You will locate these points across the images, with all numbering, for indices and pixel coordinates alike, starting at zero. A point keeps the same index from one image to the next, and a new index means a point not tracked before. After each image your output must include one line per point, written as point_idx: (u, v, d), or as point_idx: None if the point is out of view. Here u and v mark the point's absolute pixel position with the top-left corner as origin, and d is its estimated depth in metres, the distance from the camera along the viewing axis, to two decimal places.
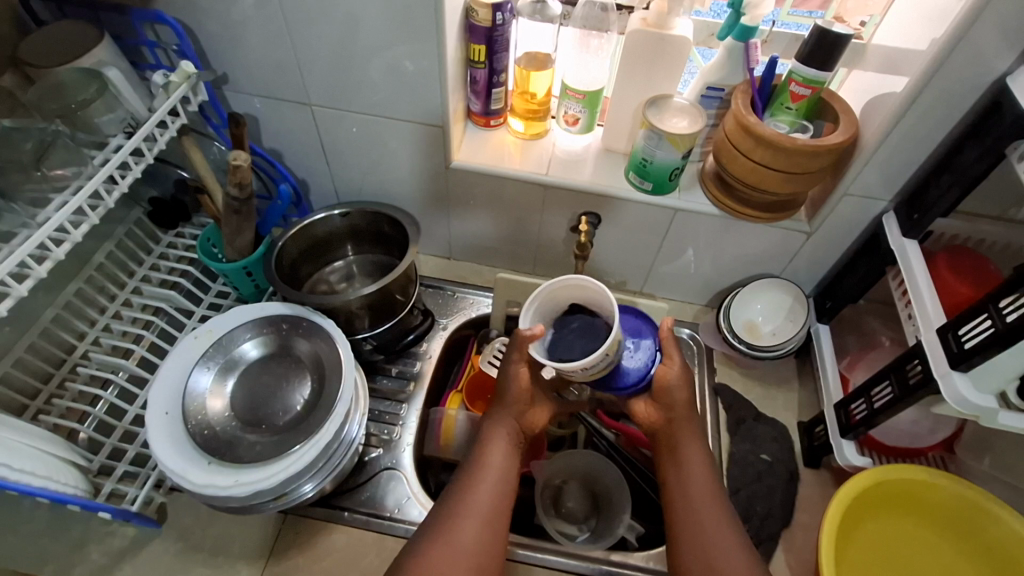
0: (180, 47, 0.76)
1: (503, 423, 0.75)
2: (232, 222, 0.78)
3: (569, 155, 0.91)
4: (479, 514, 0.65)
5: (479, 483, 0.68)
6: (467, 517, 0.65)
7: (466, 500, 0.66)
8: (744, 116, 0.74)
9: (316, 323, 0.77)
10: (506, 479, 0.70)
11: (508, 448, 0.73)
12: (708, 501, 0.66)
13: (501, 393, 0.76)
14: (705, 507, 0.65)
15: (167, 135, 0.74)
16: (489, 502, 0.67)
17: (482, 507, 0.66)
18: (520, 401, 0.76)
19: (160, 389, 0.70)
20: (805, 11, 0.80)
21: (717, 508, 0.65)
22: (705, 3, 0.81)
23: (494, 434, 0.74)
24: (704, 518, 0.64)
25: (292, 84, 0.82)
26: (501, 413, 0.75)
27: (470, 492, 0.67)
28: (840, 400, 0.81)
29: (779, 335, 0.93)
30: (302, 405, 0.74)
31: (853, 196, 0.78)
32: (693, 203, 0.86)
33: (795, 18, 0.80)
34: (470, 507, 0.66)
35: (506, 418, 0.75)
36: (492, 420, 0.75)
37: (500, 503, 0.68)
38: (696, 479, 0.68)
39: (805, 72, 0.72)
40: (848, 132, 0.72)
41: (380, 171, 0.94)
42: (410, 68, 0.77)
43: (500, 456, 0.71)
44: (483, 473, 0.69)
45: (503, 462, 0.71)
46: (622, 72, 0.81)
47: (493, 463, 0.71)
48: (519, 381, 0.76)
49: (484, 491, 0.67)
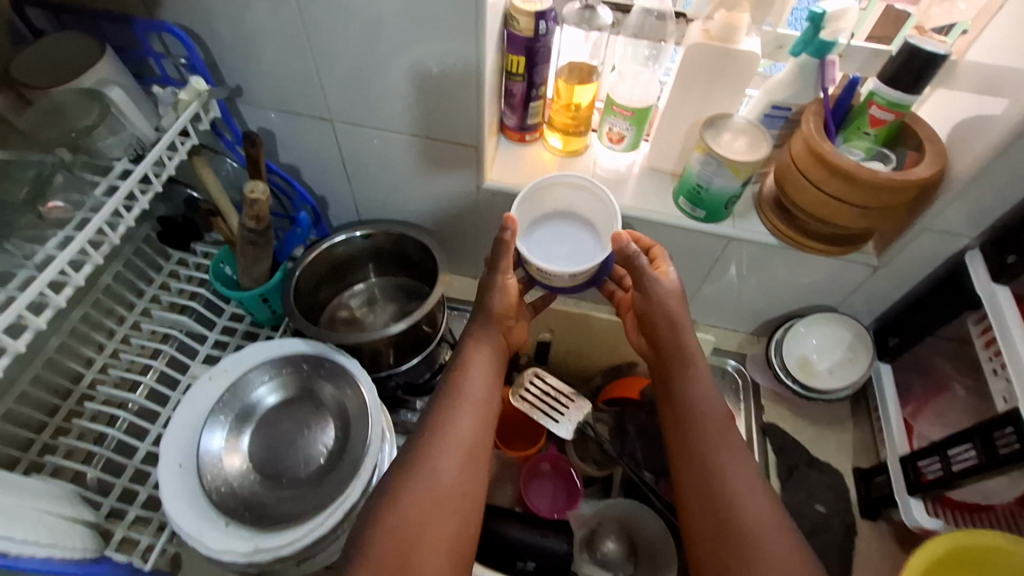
0: (189, 60, 0.68)
1: (486, 341, 0.71)
2: (249, 253, 0.71)
3: (612, 175, 0.83)
4: (458, 444, 0.62)
5: (456, 412, 0.64)
6: (449, 446, 0.62)
7: (447, 427, 0.63)
8: (817, 143, 0.66)
9: (339, 363, 0.70)
10: (486, 405, 0.66)
11: (491, 368, 0.70)
12: (710, 420, 0.64)
13: (483, 311, 0.72)
14: (712, 436, 0.63)
15: (176, 160, 0.66)
16: (472, 433, 0.63)
17: (463, 436, 0.63)
18: (506, 320, 0.73)
19: (172, 440, 0.64)
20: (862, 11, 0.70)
21: (724, 436, 0.63)
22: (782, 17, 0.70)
23: (476, 355, 0.70)
24: (710, 449, 0.63)
25: (313, 98, 0.75)
26: (485, 331, 0.72)
27: (450, 419, 0.64)
28: (908, 454, 0.75)
29: (836, 374, 0.85)
30: (324, 456, 0.68)
31: (934, 231, 0.71)
32: (749, 232, 0.78)
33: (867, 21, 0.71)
34: (449, 436, 0.62)
35: (486, 335, 0.72)
36: (473, 338, 0.71)
37: (483, 432, 0.65)
38: (700, 403, 0.65)
39: (889, 95, 0.65)
40: (936, 165, 0.64)
41: (405, 189, 0.87)
42: (444, 80, 0.69)
43: (481, 380, 0.68)
44: (460, 400, 0.65)
45: (483, 385, 0.68)
46: (678, 88, 0.72)
47: (472, 387, 0.67)
48: (505, 293, 0.72)
49: (464, 422, 0.64)
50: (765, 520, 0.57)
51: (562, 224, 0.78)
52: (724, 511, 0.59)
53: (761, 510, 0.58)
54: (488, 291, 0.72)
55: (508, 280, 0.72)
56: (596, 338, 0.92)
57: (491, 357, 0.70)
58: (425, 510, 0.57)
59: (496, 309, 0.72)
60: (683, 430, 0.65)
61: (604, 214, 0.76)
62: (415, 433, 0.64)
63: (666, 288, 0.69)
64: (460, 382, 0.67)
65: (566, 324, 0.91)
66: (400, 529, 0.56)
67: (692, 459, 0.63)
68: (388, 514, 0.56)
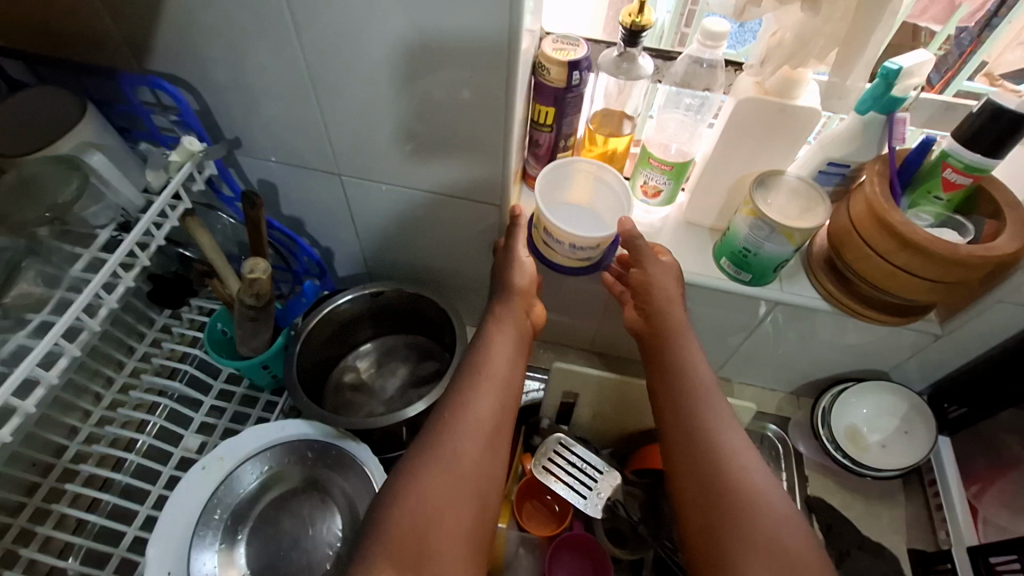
0: (183, 116, 0.62)
1: (509, 321, 0.64)
2: (248, 326, 0.64)
3: (645, 231, 0.77)
4: (479, 424, 0.55)
5: (476, 388, 0.57)
6: (464, 422, 0.54)
7: (464, 405, 0.56)
8: (884, 210, 0.59)
9: (348, 451, 0.63)
10: (507, 383, 0.59)
11: (513, 344, 0.63)
12: (706, 390, 0.58)
13: (501, 288, 0.66)
14: (708, 408, 0.57)
15: (167, 227, 0.59)
16: (489, 412, 0.56)
17: (481, 413, 0.55)
18: (527, 298, 0.66)
19: (159, 546, 0.56)
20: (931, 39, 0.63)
21: (721, 401, 0.58)
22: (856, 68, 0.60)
23: (498, 332, 0.63)
24: (711, 419, 0.56)
25: (319, 149, 0.68)
26: (513, 309, 0.65)
27: (464, 395, 0.57)
28: (978, 546, 0.67)
29: (890, 447, 0.78)
30: (331, 560, 0.60)
31: (1009, 303, 0.64)
32: (799, 296, 0.71)
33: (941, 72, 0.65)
34: (466, 415, 0.55)
35: (505, 314, 0.65)
36: (497, 319, 0.64)
37: (502, 410, 0.57)
38: (696, 371, 0.60)
39: (966, 158, 0.58)
40: (1021, 238, 0.57)
41: (418, 242, 0.80)
42: (467, 134, 0.62)
43: (505, 359, 0.61)
44: (483, 378, 0.58)
45: (507, 366, 0.60)
46: (725, 142, 0.65)
47: (495, 363, 0.60)
48: (524, 270, 0.66)
49: (485, 401, 0.56)
50: (767, 490, 0.51)
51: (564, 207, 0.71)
52: (720, 480, 0.52)
53: (761, 482, 0.51)
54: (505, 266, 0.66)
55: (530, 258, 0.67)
56: (625, 402, 0.84)
57: (514, 332, 0.63)
58: (443, 492, 0.49)
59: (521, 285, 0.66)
60: (673, 404, 0.59)
61: (606, 192, 0.70)
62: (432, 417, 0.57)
63: (662, 272, 0.65)
64: (481, 361, 0.60)
65: (593, 388, 0.83)
66: (413, 508, 0.48)
67: (689, 428, 0.56)
68: (407, 496, 0.49)
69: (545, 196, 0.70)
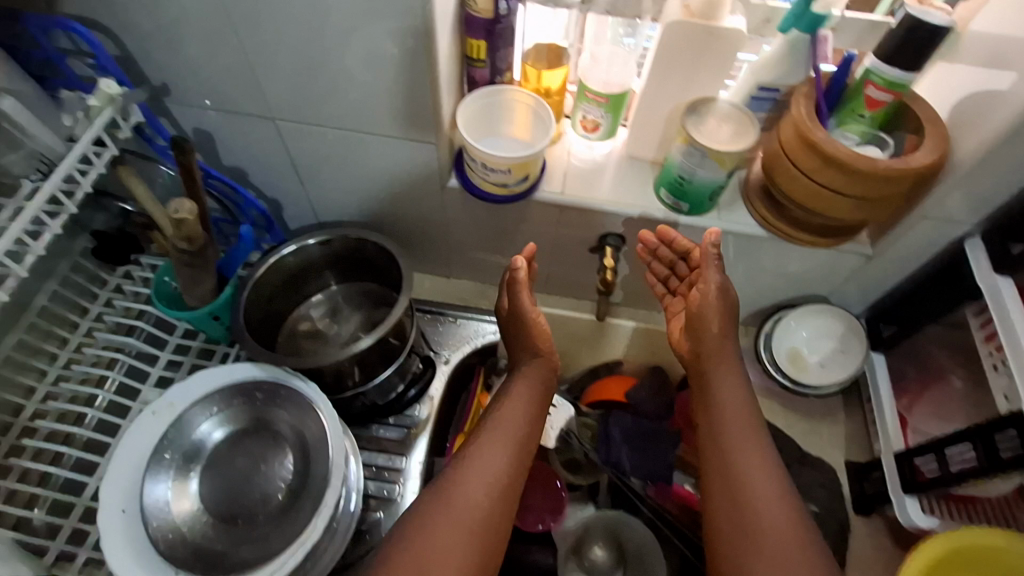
0: (98, 60, 0.60)
1: (533, 379, 0.70)
2: (185, 273, 0.66)
3: (587, 167, 0.77)
4: (488, 475, 0.60)
5: (488, 441, 0.63)
6: (477, 473, 0.60)
7: (476, 456, 0.62)
8: (809, 130, 0.60)
9: (296, 389, 0.65)
10: (520, 441, 0.65)
11: (529, 401, 0.68)
12: (739, 435, 0.62)
13: (523, 352, 0.72)
14: (741, 454, 0.61)
15: (92, 175, 0.59)
16: (502, 471, 0.62)
17: (488, 466, 0.61)
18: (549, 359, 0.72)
19: (113, 484, 0.59)
20: None
21: (755, 446, 0.61)
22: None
23: (519, 390, 0.69)
24: (744, 466, 0.60)
25: (250, 94, 0.67)
26: (534, 369, 0.71)
27: (478, 449, 0.62)
28: (903, 451, 0.72)
29: (828, 367, 0.82)
30: (283, 491, 0.63)
31: (932, 218, 0.66)
32: (736, 224, 0.73)
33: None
34: (476, 467, 0.61)
35: (527, 372, 0.71)
36: (517, 377, 0.70)
37: (513, 463, 0.63)
38: (727, 415, 0.63)
39: (887, 74, 0.58)
40: (937, 150, 0.59)
41: (364, 189, 0.80)
42: (396, 68, 0.61)
43: (519, 416, 0.66)
44: (490, 432, 0.64)
45: (521, 419, 0.66)
46: (657, 71, 0.66)
47: (508, 419, 0.65)
48: (536, 322, 0.69)
49: (496, 458, 0.62)
50: (778, 522, 0.55)
51: (493, 135, 0.73)
52: (748, 531, 0.56)
53: (786, 524, 0.55)
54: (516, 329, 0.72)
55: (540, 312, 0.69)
56: None
57: (533, 389, 0.69)
58: (448, 537, 0.55)
59: (543, 345, 0.71)
60: (714, 438, 0.63)
61: (530, 114, 0.71)
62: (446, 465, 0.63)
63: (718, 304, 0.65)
64: (496, 416, 0.66)
65: None
66: (419, 552, 0.54)
67: (725, 475, 0.60)
68: (415, 539, 0.55)
69: (479, 129, 0.72)
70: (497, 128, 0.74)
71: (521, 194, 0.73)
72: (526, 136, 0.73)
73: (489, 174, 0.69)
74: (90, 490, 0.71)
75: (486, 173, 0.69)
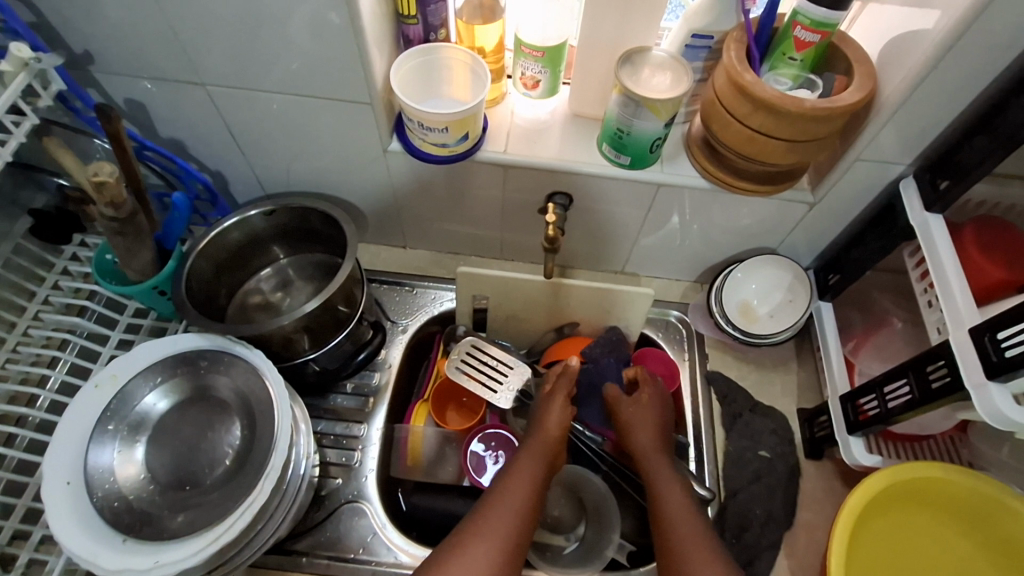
0: (9, 24, 0.58)
1: (541, 459, 0.70)
2: (120, 244, 0.65)
3: (531, 126, 0.76)
4: (499, 540, 0.60)
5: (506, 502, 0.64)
6: (488, 537, 0.60)
7: (492, 518, 0.62)
8: (739, 74, 0.60)
9: (239, 355, 0.64)
10: (529, 507, 0.65)
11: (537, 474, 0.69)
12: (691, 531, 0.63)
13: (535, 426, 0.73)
14: (685, 538, 0.62)
15: (12, 143, 0.57)
16: (505, 544, 0.61)
17: (503, 528, 0.61)
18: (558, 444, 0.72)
19: (54, 455, 0.58)
20: None
21: (699, 543, 0.62)
22: None
23: (527, 467, 0.68)
24: (687, 558, 0.61)
25: (176, 59, 0.65)
26: (541, 443, 0.71)
27: (488, 521, 0.62)
28: (847, 392, 0.73)
29: (777, 317, 0.83)
30: (231, 457, 0.64)
31: (867, 160, 0.66)
32: (678, 176, 0.73)
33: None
34: (488, 529, 0.61)
35: (540, 442, 0.72)
36: (524, 456, 0.70)
37: (522, 526, 0.63)
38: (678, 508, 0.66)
39: (813, 14, 0.58)
40: (864, 89, 0.59)
41: (308, 157, 0.79)
42: (322, 25, 0.60)
43: (527, 483, 0.67)
44: (507, 496, 0.65)
45: (530, 485, 0.66)
46: (589, 20, 0.66)
47: (518, 486, 0.66)
48: (558, 412, 0.74)
49: (502, 531, 0.61)
50: None
51: (433, 95, 0.72)
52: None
53: None
54: (546, 403, 0.76)
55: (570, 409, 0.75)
56: (532, 302, 0.87)
57: (543, 463, 0.70)
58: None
59: (549, 427, 0.73)
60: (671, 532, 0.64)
61: (469, 71, 0.70)
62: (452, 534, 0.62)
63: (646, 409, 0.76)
64: (506, 489, 0.65)
65: (498, 289, 0.84)
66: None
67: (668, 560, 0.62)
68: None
69: (418, 91, 0.72)
70: (437, 87, 0.73)
71: (464, 154, 0.72)
72: (465, 97, 0.73)
73: (427, 133, 0.69)
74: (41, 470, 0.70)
75: (425, 131, 0.69)
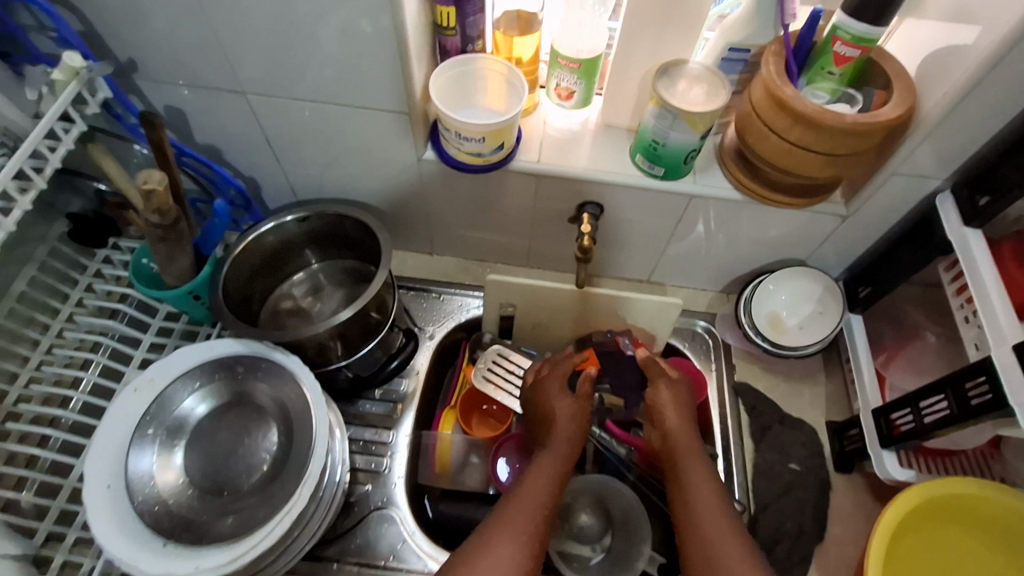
0: (61, 32, 0.59)
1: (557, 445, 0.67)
2: (161, 249, 0.65)
3: (563, 136, 0.77)
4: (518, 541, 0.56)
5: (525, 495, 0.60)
6: (508, 531, 0.56)
7: (510, 513, 0.58)
8: (778, 88, 0.60)
9: (277, 362, 0.65)
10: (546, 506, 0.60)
11: (557, 470, 0.64)
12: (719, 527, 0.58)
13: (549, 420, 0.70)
14: (716, 524, 0.59)
15: (61, 150, 0.59)
16: (530, 529, 0.57)
17: (526, 521, 0.58)
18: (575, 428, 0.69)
19: (96, 461, 0.59)
20: None
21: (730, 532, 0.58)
22: None
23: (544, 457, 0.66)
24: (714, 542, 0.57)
25: (218, 67, 0.66)
26: (555, 438, 0.68)
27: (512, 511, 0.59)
28: (880, 407, 0.73)
29: (807, 329, 0.83)
30: (268, 463, 0.64)
31: (904, 174, 0.66)
32: (711, 188, 0.73)
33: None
34: (508, 522, 0.57)
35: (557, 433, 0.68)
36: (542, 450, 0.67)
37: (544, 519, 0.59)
38: (702, 505, 0.61)
39: (854, 29, 0.58)
40: (906, 103, 0.59)
41: (341, 164, 0.79)
42: (363, 35, 0.61)
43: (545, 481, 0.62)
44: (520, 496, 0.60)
45: (550, 484, 0.62)
46: (626, 32, 0.66)
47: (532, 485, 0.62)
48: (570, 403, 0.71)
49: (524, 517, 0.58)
50: None
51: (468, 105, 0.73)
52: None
53: None
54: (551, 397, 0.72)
55: (581, 403, 0.72)
56: (559, 310, 0.87)
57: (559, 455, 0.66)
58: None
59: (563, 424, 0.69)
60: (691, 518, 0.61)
61: (510, 86, 0.71)
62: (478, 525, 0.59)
63: (670, 395, 0.72)
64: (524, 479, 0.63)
65: (526, 297, 0.85)
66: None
67: (699, 556, 0.57)
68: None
69: (455, 102, 0.72)
70: (474, 99, 0.73)
71: (494, 164, 0.72)
72: (502, 106, 0.73)
73: (463, 143, 0.69)
74: (77, 472, 0.70)
75: (461, 141, 0.69)
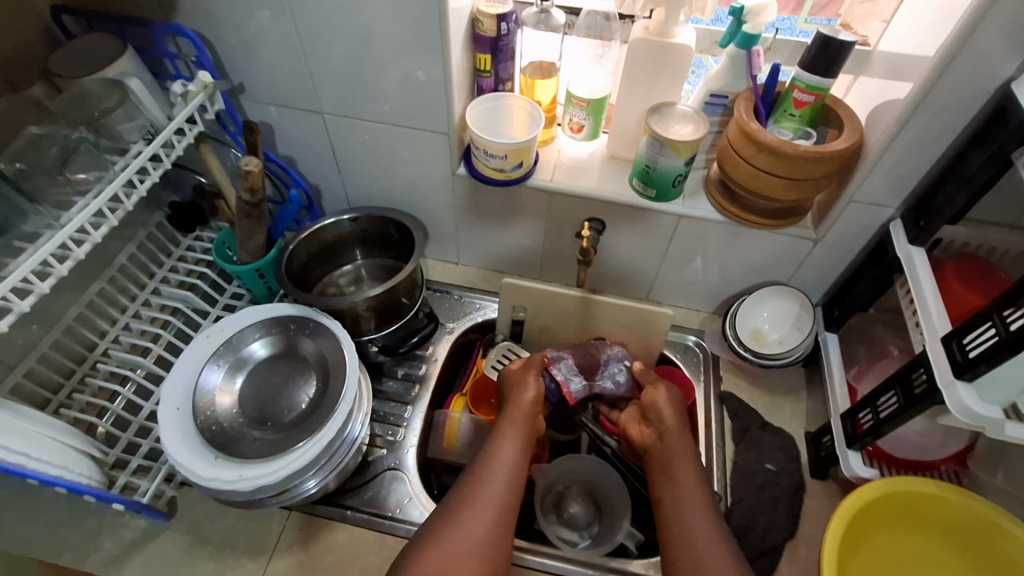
0: (198, 58, 0.79)
1: (513, 424, 0.74)
2: (245, 226, 0.82)
3: (574, 162, 0.92)
4: (487, 507, 0.64)
5: (494, 473, 0.67)
6: (479, 505, 0.64)
7: (481, 488, 0.66)
8: (746, 123, 0.74)
9: (322, 324, 0.79)
10: (515, 476, 0.68)
11: (521, 452, 0.71)
12: (695, 507, 0.66)
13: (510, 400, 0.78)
14: (697, 518, 0.65)
15: (184, 142, 0.77)
16: (497, 498, 0.65)
17: (493, 495, 0.65)
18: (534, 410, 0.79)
19: (173, 386, 0.73)
20: (823, 19, 0.83)
21: (708, 527, 0.64)
22: (705, 12, 0.85)
23: (507, 433, 0.73)
24: (696, 534, 0.63)
25: (306, 93, 0.85)
26: (514, 417, 0.76)
27: (485, 483, 0.66)
28: (848, 409, 0.80)
29: (786, 343, 0.92)
30: (306, 403, 0.76)
31: (860, 202, 0.78)
32: (696, 209, 0.86)
33: (812, 26, 0.84)
34: (483, 496, 0.65)
35: (515, 415, 0.76)
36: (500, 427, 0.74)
37: (510, 493, 0.66)
38: (686, 497, 0.68)
39: (808, 79, 0.72)
40: (853, 138, 0.72)
41: (391, 178, 0.96)
42: (422, 78, 0.79)
43: (508, 452, 0.70)
44: (493, 469, 0.68)
45: (517, 463, 0.70)
46: (625, 82, 0.83)
47: (499, 458, 0.70)
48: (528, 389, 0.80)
49: (493, 488, 0.66)
50: None
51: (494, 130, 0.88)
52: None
53: None
54: (517, 381, 0.81)
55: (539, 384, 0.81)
56: (565, 315, 0.98)
57: (521, 435, 0.73)
58: (454, 559, 0.59)
59: (518, 407, 0.77)
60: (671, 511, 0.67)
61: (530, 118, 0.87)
62: (450, 495, 0.66)
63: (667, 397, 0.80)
64: (490, 454, 0.70)
65: (535, 301, 0.97)
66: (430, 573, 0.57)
67: (682, 545, 0.63)
68: (424, 559, 0.59)
69: (486, 128, 0.88)
70: (500, 126, 0.89)
71: (511, 176, 0.86)
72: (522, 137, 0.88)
73: (490, 159, 0.84)
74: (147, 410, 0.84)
75: (488, 158, 0.84)
